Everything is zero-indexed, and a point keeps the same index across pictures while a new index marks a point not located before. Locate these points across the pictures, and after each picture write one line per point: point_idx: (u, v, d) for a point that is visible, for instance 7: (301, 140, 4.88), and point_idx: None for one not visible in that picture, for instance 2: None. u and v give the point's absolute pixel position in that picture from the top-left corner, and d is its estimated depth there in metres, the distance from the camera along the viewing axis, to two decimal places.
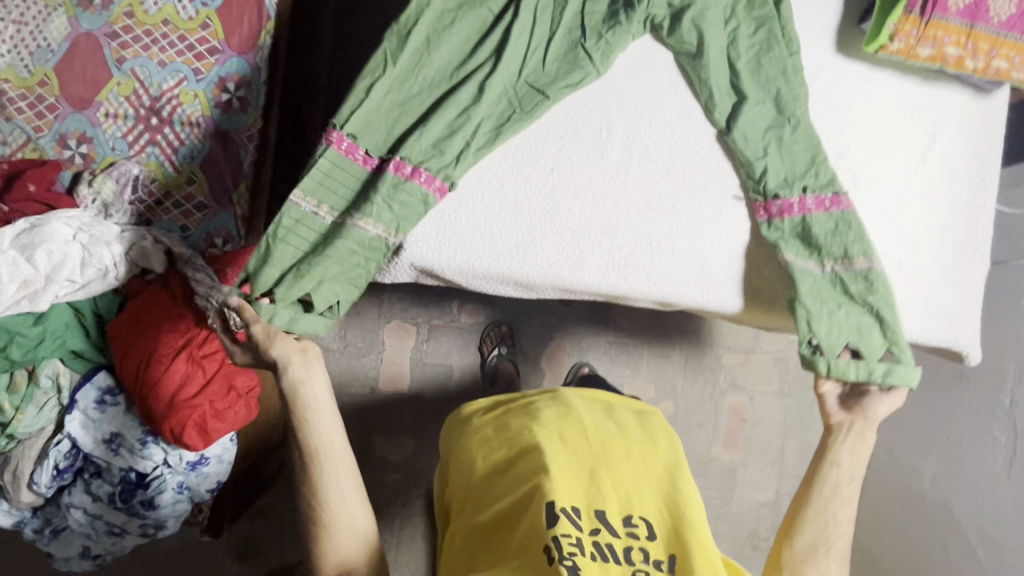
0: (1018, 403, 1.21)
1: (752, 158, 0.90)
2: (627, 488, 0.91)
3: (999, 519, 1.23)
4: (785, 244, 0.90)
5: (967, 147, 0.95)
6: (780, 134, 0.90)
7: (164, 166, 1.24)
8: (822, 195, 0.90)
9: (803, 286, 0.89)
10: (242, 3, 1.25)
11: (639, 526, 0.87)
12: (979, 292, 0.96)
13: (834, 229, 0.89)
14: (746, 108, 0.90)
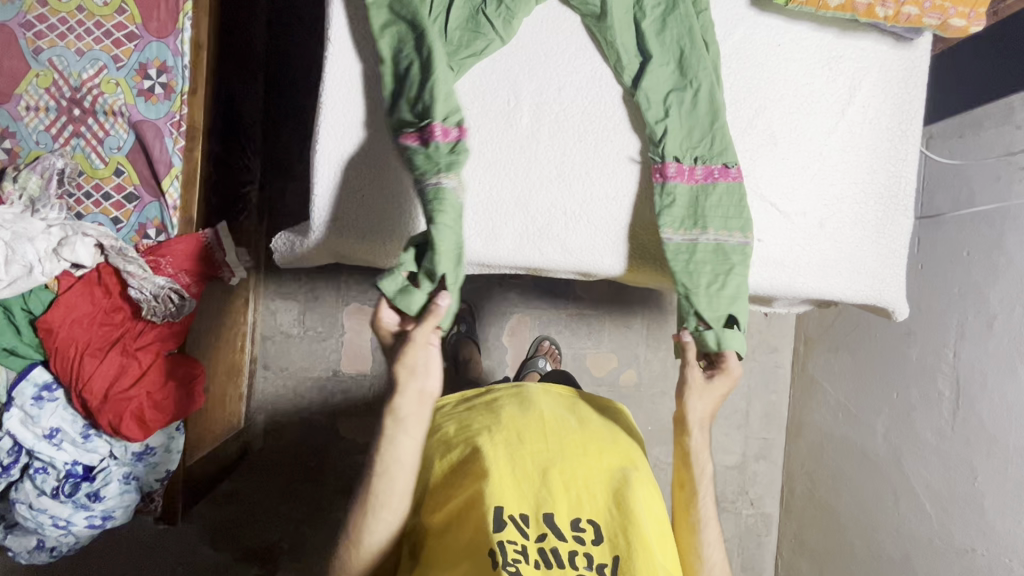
0: (960, 355, 1.21)
1: (653, 119, 0.88)
2: (580, 488, 0.88)
3: (944, 470, 1.24)
4: (667, 214, 0.88)
5: (890, 100, 0.93)
6: (683, 96, 0.88)
7: (91, 158, 1.22)
8: (711, 164, 0.88)
9: (679, 260, 0.89)
10: None
11: (586, 531, 0.85)
12: (904, 247, 0.95)
13: (719, 203, 0.89)
14: (648, 69, 0.88)
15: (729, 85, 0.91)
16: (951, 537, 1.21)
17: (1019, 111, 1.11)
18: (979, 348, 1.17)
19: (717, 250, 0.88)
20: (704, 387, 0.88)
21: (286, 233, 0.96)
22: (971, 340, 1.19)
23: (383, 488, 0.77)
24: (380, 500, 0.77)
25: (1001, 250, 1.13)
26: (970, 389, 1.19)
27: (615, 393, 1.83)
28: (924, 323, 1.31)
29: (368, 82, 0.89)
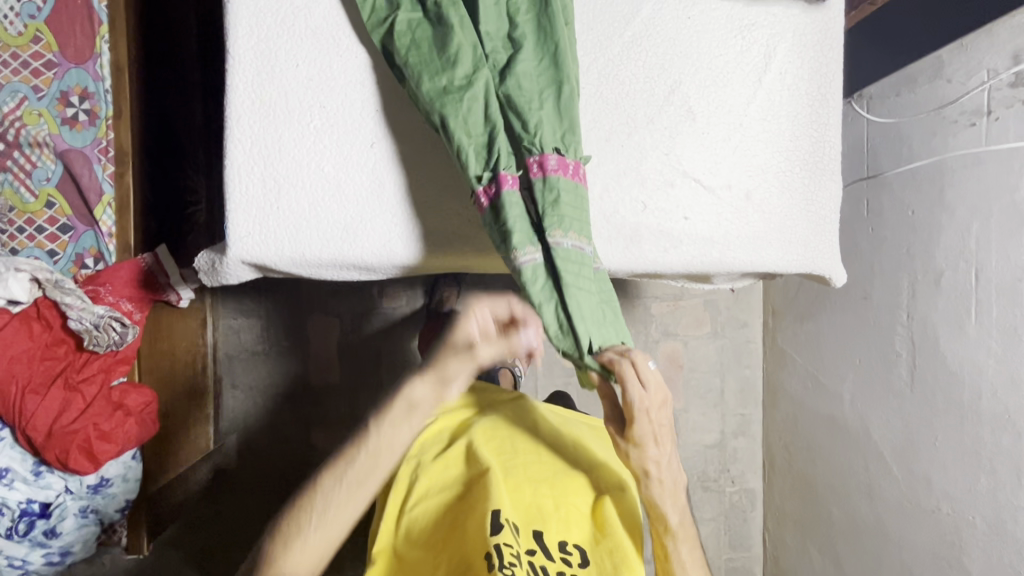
0: (914, 315, 1.20)
1: (527, 109, 0.80)
2: (570, 505, 0.88)
3: (908, 431, 1.23)
4: (553, 216, 0.78)
5: (808, 63, 0.92)
6: (558, 81, 0.81)
7: (21, 192, 1.20)
8: (569, 159, 0.80)
9: (570, 268, 0.78)
10: (72, 12, 1.19)
11: (573, 553, 0.84)
12: (835, 213, 0.94)
13: (575, 202, 0.80)
14: (518, 58, 0.81)
15: (642, 62, 0.89)
16: (918, 498, 1.21)
17: (948, 65, 1.10)
18: (931, 306, 1.16)
19: (586, 261, 0.80)
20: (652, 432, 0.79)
21: (210, 251, 0.91)
22: (923, 299, 1.18)
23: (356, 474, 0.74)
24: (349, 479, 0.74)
25: (943, 206, 1.12)
26: (926, 348, 1.18)
27: None
28: (879, 286, 1.30)
29: (274, 90, 0.86)
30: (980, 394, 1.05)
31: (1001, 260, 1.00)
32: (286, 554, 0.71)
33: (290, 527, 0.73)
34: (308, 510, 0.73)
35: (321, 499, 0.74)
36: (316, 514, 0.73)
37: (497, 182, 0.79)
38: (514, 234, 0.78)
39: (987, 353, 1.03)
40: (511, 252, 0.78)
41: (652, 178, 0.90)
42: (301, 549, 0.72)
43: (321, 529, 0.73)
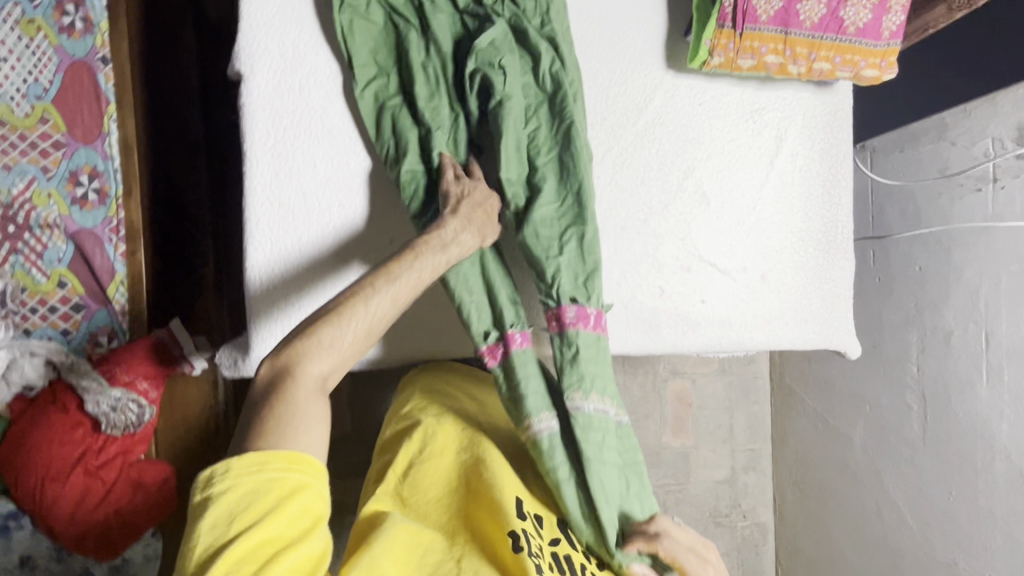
0: (924, 369, 1.21)
1: (545, 256, 0.82)
2: None
3: (921, 481, 1.25)
4: (572, 375, 0.80)
5: (818, 146, 0.93)
6: (580, 224, 0.82)
7: (33, 273, 1.18)
8: (586, 309, 0.81)
9: (587, 436, 0.79)
10: (80, 90, 1.18)
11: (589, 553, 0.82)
12: (848, 289, 0.95)
13: (595, 357, 0.81)
14: (539, 205, 0.82)
15: (655, 151, 0.90)
16: (932, 548, 1.23)
17: (953, 127, 1.11)
18: (942, 362, 1.17)
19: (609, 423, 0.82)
20: None
21: (232, 348, 0.93)
22: (933, 354, 1.19)
23: (332, 340, 0.60)
24: (336, 334, 0.60)
25: (951, 266, 1.13)
26: (938, 403, 1.19)
27: None
28: (886, 337, 1.31)
29: (295, 193, 0.87)
30: (995, 453, 1.08)
31: (1011, 326, 1.02)
32: (317, 354, 0.59)
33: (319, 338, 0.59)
34: (348, 309, 0.62)
35: (361, 313, 0.62)
36: (363, 313, 0.62)
37: (504, 342, 0.82)
38: (530, 399, 0.80)
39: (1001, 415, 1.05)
40: (531, 418, 0.80)
41: (669, 264, 0.91)
42: (333, 354, 0.60)
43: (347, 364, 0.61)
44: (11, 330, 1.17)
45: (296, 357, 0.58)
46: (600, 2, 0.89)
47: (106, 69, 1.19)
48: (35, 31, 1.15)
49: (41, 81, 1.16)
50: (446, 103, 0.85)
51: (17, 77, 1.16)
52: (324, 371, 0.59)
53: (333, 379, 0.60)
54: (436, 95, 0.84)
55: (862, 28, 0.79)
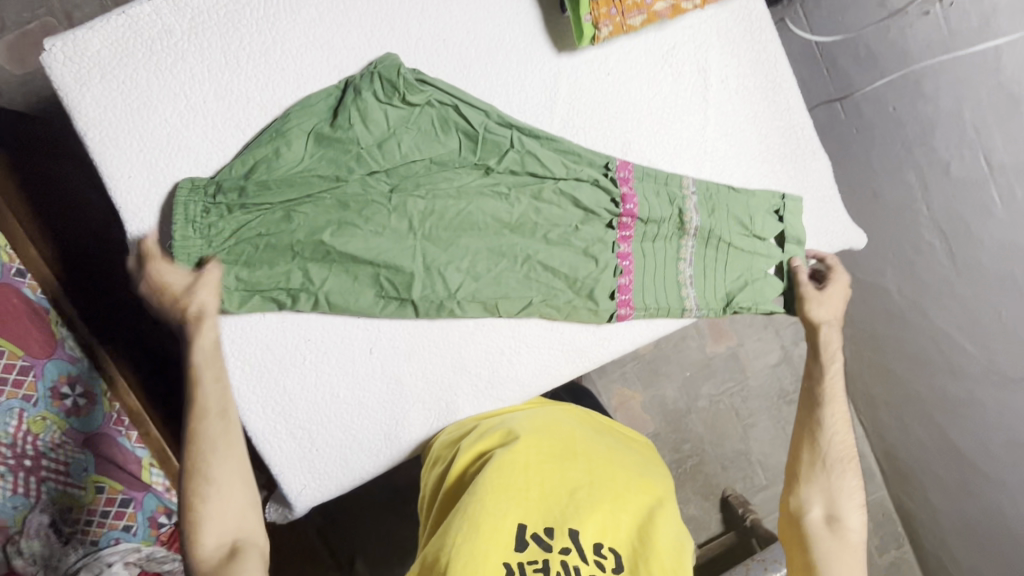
0: (934, 207, 1.15)
1: (494, 157, 0.81)
2: (608, 503, 0.67)
3: (968, 314, 1.22)
4: (745, 147, 0.86)
5: (744, 59, 0.85)
6: (484, 151, 0.81)
7: (69, 491, 1.04)
8: (618, 171, 0.83)
9: (737, 202, 0.85)
10: (15, 309, 1.01)
11: (608, 557, 0.63)
12: (832, 187, 0.90)
13: (656, 192, 0.84)
14: (428, 130, 0.80)
15: (584, 142, 0.84)
16: (1000, 368, 1.21)
17: None
18: (949, 194, 1.11)
19: (717, 241, 0.85)
20: (841, 487, 0.73)
21: (274, 505, 0.90)
22: (936, 190, 1.13)
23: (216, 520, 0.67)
24: (226, 515, 0.68)
25: (923, 99, 1.07)
26: (959, 235, 1.14)
27: (643, 364, 1.81)
28: (886, 188, 1.24)
29: (261, 353, 0.82)
30: None
31: (1008, 142, 0.97)
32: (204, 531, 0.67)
33: (193, 520, 0.66)
34: (193, 509, 0.67)
35: (206, 486, 0.68)
36: (205, 481, 0.68)
37: (621, 230, 0.84)
38: (716, 225, 0.85)
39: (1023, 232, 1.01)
40: (694, 230, 0.85)
41: (652, 249, 0.85)
42: (211, 521, 0.67)
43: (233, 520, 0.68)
44: (77, 547, 1.04)
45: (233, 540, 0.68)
46: (462, 18, 0.81)
47: (29, 280, 1.05)
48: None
49: None
50: (306, 251, 0.80)
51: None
52: (217, 536, 0.67)
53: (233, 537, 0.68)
54: (287, 266, 0.79)
55: None
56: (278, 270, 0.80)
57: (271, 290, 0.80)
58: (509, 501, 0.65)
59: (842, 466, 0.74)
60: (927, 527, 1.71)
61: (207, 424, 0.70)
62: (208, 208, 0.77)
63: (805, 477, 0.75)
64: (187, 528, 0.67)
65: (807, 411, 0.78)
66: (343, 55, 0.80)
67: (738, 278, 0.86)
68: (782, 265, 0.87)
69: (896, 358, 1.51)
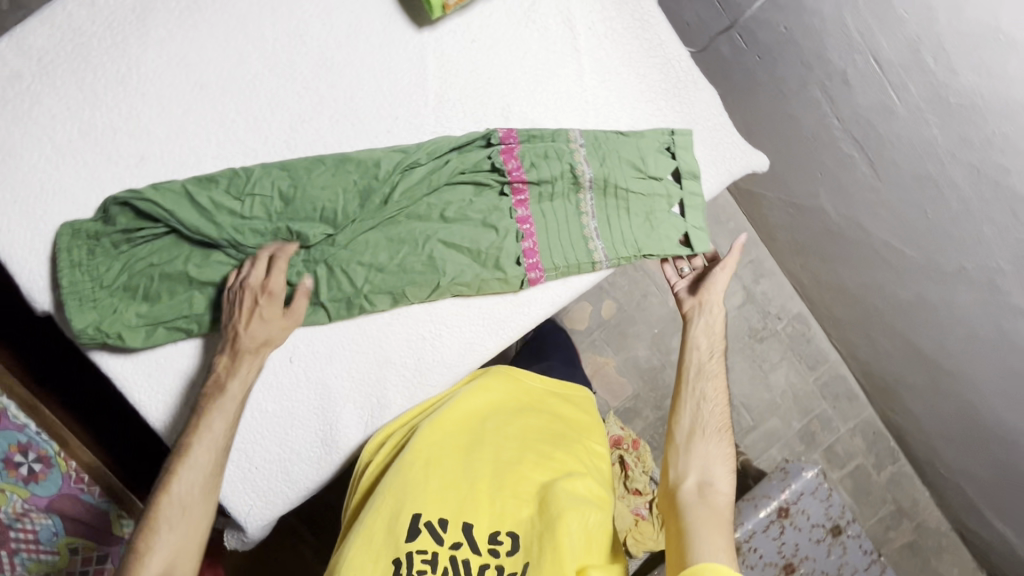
0: (845, 118, 1.15)
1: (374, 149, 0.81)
2: (507, 493, 0.70)
3: (901, 218, 1.22)
4: (626, 92, 0.86)
5: (606, 3, 0.86)
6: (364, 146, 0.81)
7: (43, 558, 1.00)
8: (502, 140, 0.82)
9: (622, 148, 0.85)
10: None
11: (504, 542, 0.67)
12: (723, 114, 0.90)
13: (545, 153, 0.83)
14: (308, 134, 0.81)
15: (464, 114, 0.83)
16: (942, 265, 1.21)
17: None
18: (854, 102, 1.11)
19: (613, 186, 0.84)
20: (712, 454, 0.75)
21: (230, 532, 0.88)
22: (843, 100, 1.13)
23: (158, 556, 0.65)
24: (171, 571, 0.65)
25: (808, 12, 1.06)
26: (873, 140, 1.13)
27: (610, 329, 1.76)
28: (798, 108, 1.23)
29: (178, 383, 0.80)
30: (941, 159, 1.04)
31: (891, 39, 0.97)
32: (145, 557, 0.64)
33: (142, 547, 0.65)
34: (157, 531, 0.66)
35: (174, 512, 0.67)
36: (172, 506, 0.67)
37: (517, 198, 0.84)
38: (609, 173, 0.84)
39: (927, 125, 1.02)
40: (586, 176, 0.84)
41: (552, 211, 0.85)
42: (161, 550, 0.65)
43: (182, 552, 0.66)
44: None
45: None
46: (315, 14, 0.81)
47: None
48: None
49: None
50: (203, 274, 0.78)
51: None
52: (164, 563, 0.65)
53: (174, 574, 0.65)
54: (188, 290, 0.78)
55: None
56: (179, 299, 0.78)
57: (175, 319, 0.78)
58: (409, 494, 0.68)
59: (719, 436, 0.77)
60: (914, 436, 1.71)
61: (198, 454, 0.70)
62: (93, 251, 0.76)
63: (682, 446, 0.77)
64: (134, 554, 0.65)
65: (689, 381, 0.81)
66: (203, 69, 0.79)
67: (639, 220, 0.85)
68: (683, 202, 0.87)
69: (848, 276, 1.51)
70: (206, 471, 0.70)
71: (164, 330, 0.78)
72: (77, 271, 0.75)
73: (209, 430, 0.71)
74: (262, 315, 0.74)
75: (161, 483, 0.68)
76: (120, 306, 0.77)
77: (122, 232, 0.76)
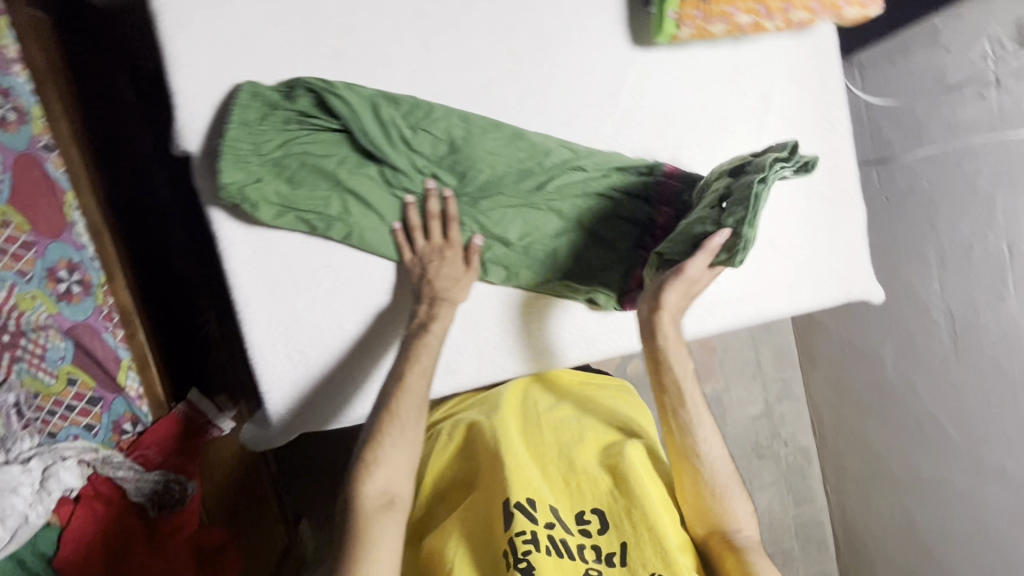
0: (947, 287, 1.18)
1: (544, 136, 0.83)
2: (579, 477, 0.79)
3: (959, 399, 1.24)
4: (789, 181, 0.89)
5: (806, 94, 0.87)
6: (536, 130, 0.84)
7: (39, 377, 0.99)
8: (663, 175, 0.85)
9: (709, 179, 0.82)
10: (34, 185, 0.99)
11: (592, 521, 0.75)
12: (864, 237, 0.92)
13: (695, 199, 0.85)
14: (494, 95, 0.82)
15: (638, 139, 0.86)
16: (979, 458, 1.23)
17: (944, 32, 1.08)
18: (964, 277, 1.13)
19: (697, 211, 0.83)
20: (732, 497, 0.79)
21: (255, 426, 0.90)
22: (954, 270, 1.16)
23: (387, 475, 0.71)
24: (396, 492, 0.71)
25: (960, 180, 1.10)
26: (965, 317, 1.16)
27: None
28: (902, 260, 1.26)
29: (281, 273, 0.82)
30: None
31: None
32: (375, 471, 0.70)
33: (373, 462, 0.70)
34: (382, 445, 0.71)
35: (397, 433, 0.72)
36: (396, 430, 0.72)
37: (653, 232, 0.87)
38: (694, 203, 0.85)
39: None
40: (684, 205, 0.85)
41: None
42: (387, 467, 0.71)
43: (399, 473, 0.71)
44: (36, 437, 0.98)
45: (380, 500, 0.69)
46: None
47: (54, 156, 1.02)
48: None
49: None
50: (351, 185, 0.80)
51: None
52: (388, 482, 0.71)
53: (395, 494, 0.71)
54: (330, 193, 0.79)
55: None
56: (318, 197, 0.79)
57: (307, 214, 0.79)
58: (489, 487, 0.77)
59: (728, 484, 0.79)
60: None
61: (415, 383, 0.75)
62: (261, 120, 0.77)
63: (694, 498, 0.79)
64: (366, 469, 0.70)
65: (675, 438, 0.80)
66: None
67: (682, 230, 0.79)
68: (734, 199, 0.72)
69: (876, 430, 1.53)
70: (420, 401, 0.75)
71: (293, 219, 0.79)
72: (240, 132, 0.76)
73: (423, 362, 0.76)
74: (448, 262, 0.82)
75: (382, 411, 0.73)
76: (262, 182, 0.77)
77: (295, 115, 0.78)
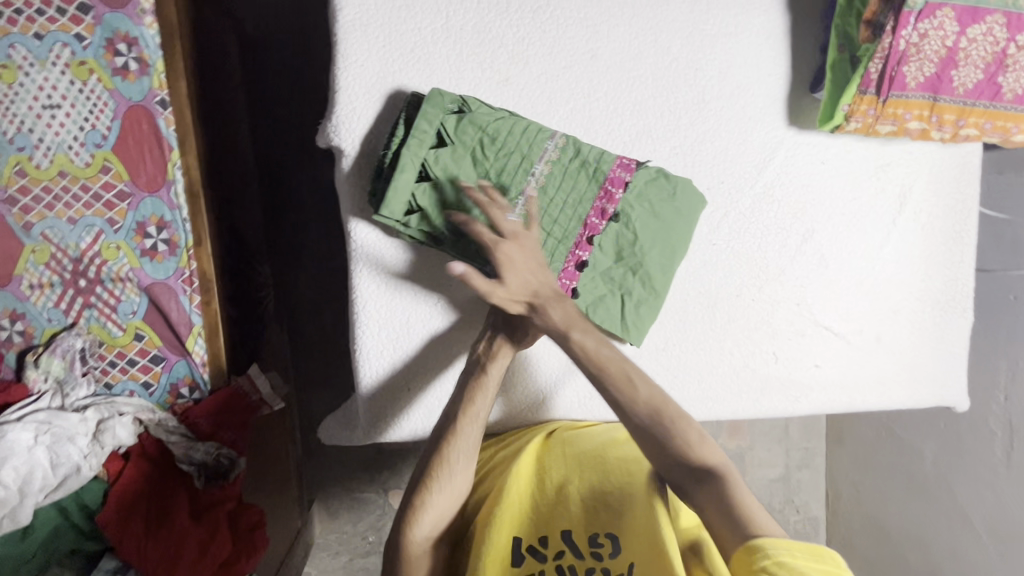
0: (1012, 399, 1.19)
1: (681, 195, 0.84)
2: (599, 509, 0.81)
3: (1001, 508, 1.25)
4: (906, 281, 0.91)
5: (940, 202, 0.90)
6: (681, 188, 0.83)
7: (108, 327, 0.98)
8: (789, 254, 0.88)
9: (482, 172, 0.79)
10: (140, 136, 0.93)
11: (604, 545, 0.78)
12: (964, 348, 0.93)
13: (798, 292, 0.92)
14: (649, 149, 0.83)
15: (773, 215, 0.87)
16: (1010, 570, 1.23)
17: None
18: None
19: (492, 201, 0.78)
20: None
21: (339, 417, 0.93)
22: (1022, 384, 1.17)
23: (431, 514, 0.73)
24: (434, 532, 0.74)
25: None
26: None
27: None
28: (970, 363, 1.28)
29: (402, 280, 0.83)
30: None
31: None
32: (420, 515, 0.73)
33: (417, 506, 0.73)
34: (428, 492, 0.73)
35: (444, 480, 0.73)
36: (442, 478, 0.73)
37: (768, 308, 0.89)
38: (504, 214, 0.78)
39: None
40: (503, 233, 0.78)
41: (785, 329, 0.89)
42: (431, 510, 0.73)
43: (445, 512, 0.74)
44: (93, 385, 0.99)
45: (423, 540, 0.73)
46: (721, 57, 0.83)
47: (168, 113, 0.92)
48: (19, 72, 0.88)
49: (98, 128, 0.91)
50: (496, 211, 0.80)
51: (36, 122, 0.90)
52: (430, 526, 0.74)
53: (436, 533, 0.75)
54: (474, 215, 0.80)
55: (1019, 95, 0.78)
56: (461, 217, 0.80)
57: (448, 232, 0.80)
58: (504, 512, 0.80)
59: None
60: None
61: (469, 429, 0.74)
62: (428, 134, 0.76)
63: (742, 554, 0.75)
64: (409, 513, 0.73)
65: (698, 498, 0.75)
66: (602, 42, 0.82)
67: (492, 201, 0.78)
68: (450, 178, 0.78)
69: (897, 520, 1.53)
70: (473, 445, 0.75)
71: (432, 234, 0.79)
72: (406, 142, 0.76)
73: (478, 406, 0.75)
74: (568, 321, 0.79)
75: (429, 455, 0.74)
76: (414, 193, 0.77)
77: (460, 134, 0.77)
